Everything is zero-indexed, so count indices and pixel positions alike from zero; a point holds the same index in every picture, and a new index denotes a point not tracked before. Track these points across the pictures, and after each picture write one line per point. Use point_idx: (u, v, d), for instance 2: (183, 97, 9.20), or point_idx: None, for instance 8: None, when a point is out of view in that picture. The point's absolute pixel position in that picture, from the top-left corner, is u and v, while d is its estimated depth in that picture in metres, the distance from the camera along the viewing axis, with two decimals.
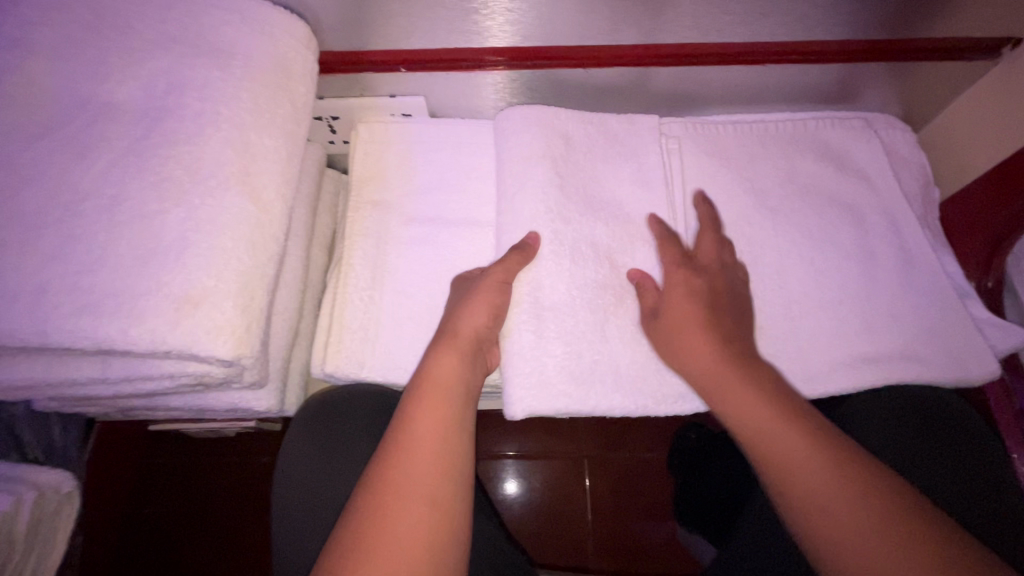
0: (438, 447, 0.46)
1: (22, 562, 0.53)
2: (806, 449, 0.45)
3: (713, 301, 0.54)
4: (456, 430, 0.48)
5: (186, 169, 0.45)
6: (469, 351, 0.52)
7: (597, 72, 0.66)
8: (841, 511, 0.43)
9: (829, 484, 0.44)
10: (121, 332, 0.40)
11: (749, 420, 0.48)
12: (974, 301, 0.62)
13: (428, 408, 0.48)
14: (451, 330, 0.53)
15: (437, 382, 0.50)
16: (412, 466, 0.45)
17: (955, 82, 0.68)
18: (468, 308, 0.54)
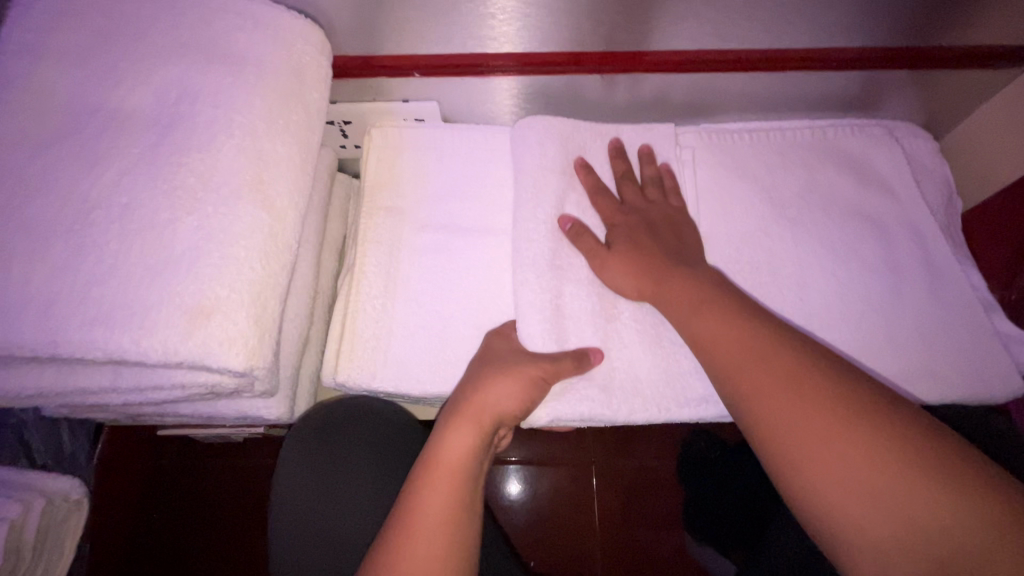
0: (445, 537, 0.44)
1: (30, 568, 0.53)
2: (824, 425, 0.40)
3: (672, 233, 0.57)
4: (466, 519, 0.45)
5: (198, 177, 0.44)
6: (485, 429, 0.49)
7: (612, 78, 0.65)
8: (876, 505, 0.37)
9: (850, 461, 0.38)
10: (132, 343, 0.39)
11: (760, 406, 0.42)
12: (998, 315, 0.60)
13: (438, 492, 0.46)
14: (468, 403, 0.51)
15: (448, 465, 0.47)
16: (418, 558, 0.42)
17: (978, 90, 0.67)
18: (492, 386, 0.51)
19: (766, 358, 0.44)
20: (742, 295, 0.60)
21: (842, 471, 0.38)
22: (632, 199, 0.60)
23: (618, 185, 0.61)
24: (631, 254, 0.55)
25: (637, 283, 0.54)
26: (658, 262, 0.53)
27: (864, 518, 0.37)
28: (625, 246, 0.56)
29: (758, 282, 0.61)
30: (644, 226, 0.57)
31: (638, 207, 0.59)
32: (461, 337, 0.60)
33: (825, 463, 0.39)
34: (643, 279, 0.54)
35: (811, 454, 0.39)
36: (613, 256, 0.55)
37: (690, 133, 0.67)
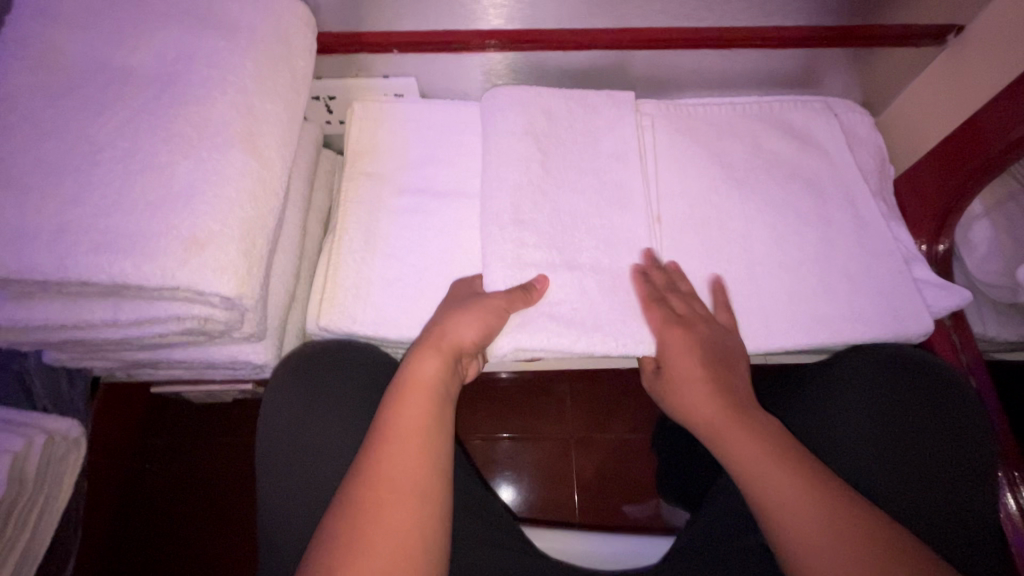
0: (421, 445, 0.48)
1: (32, 498, 0.57)
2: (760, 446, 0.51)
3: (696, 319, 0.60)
4: (439, 429, 0.50)
5: (194, 126, 0.49)
6: (449, 356, 0.54)
7: (576, 55, 0.71)
8: (802, 511, 0.47)
9: (780, 476, 0.49)
10: (134, 268, 0.44)
11: (722, 432, 0.54)
12: (922, 264, 0.67)
13: (411, 408, 0.50)
14: (434, 335, 0.55)
15: (419, 385, 0.51)
16: (397, 462, 0.46)
17: (907, 67, 0.74)
18: (456, 319, 0.55)
19: (728, 416, 0.54)
20: (692, 248, 0.66)
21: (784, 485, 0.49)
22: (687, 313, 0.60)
23: (668, 299, 0.61)
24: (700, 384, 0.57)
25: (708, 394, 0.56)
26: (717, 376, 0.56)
27: (804, 525, 0.47)
28: (681, 346, 0.58)
29: (708, 237, 0.66)
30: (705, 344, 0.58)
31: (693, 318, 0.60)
32: (436, 287, 0.65)
33: (773, 487, 0.49)
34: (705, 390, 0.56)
35: (764, 482, 0.50)
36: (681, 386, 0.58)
37: (648, 104, 0.73)
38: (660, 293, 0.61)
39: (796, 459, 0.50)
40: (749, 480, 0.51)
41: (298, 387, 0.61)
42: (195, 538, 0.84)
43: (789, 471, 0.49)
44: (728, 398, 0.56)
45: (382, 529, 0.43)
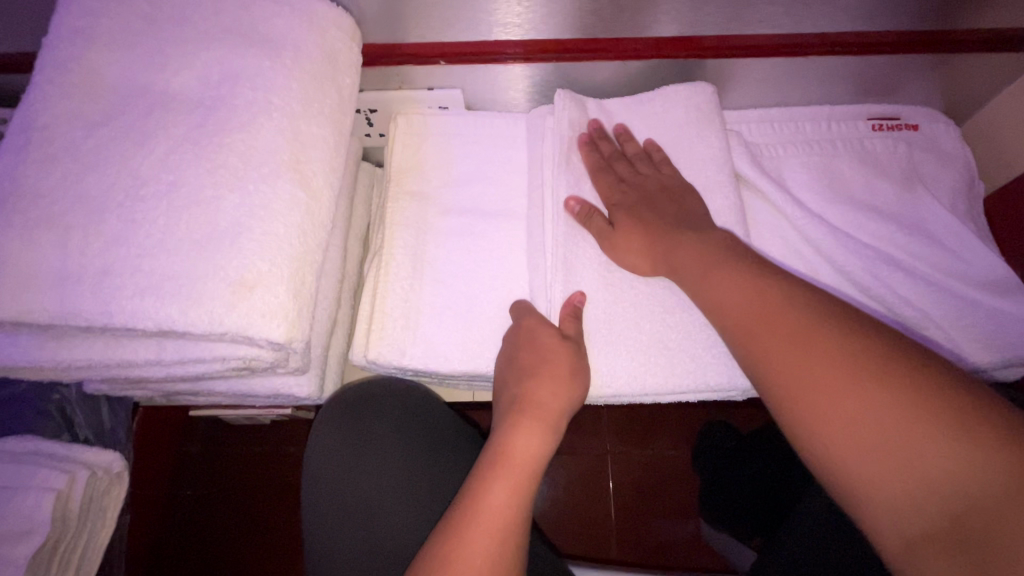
0: (504, 529, 0.44)
1: (75, 535, 0.55)
2: (755, 301, 0.46)
3: (673, 202, 0.57)
4: (524, 517, 0.45)
5: (240, 156, 0.46)
6: (552, 429, 0.51)
7: (635, 65, 0.66)
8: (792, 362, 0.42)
9: (779, 332, 0.44)
10: (181, 313, 0.41)
11: (727, 307, 0.48)
12: (1021, 296, 0.60)
13: (502, 483, 0.46)
14: (536, 399, 0.51)
15: (515, 460, 0.48)
16: (480, 554, 0.42)
17: (999, 74, 0.67)
18: (541, 380, 0.51)
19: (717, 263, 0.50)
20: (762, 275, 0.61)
21: (840, 389, 0.40)
22: (630, 175, 0.60)
23: (610, 165, 0.61)
24: (635, 226, 0.56)
25: (648, 261, 0.56)
26: (667, 226, 0.55)
27: (838, 406, 0.39)
28: (622, 206, 0.58)
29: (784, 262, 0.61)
30: (664, 197, 0.58)
31: (636, 181, 0.60)
32: (487, 317, 0.61)
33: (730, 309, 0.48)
34: (651, 252, 0.56)
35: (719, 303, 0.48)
36: (617, 234, 0.57)
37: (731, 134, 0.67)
38: (606, 161, 0.61)
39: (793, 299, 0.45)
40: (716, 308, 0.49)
41: (349, 426, 0.59)
42: (231, 556, 0.84)
43: (746, 288, 0.47)
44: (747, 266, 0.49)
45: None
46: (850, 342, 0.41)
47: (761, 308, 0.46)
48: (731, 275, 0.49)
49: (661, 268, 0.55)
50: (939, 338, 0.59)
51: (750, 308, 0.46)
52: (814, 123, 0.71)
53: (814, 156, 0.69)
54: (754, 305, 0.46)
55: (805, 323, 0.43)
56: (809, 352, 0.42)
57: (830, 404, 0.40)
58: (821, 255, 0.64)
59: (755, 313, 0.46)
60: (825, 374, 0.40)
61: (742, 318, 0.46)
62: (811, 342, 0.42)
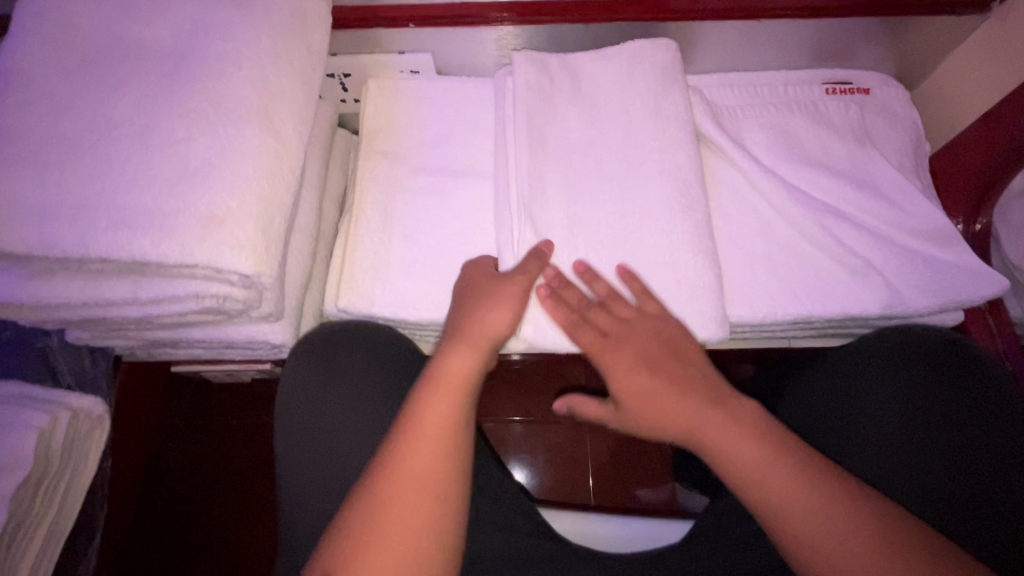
0: (447, 439, 0.47)
1: (58, 473, 0.58)
2: (761, 452, 0.47)
3: (674, 358, 0.54)
4: (464, 426, 0.49)
5: (210, 102, 0.48)
6: (484, 347, 0.54)
7: (598, 28, 0.68)
8: (803, 515, 0.44)
9: (786, 493, 0.45)
10: (153, 245, 0.44)
11: (733, 458, 0.48)
12: (959, 244, 0.63)
13: (438, 399, 0.49)
14: (467, 326, 0.55)
15: (449, 378, 0.51)
16: (420, 456, 0.46)
17: (946, 37, 0.70)
18: (491, 309, 0.55)
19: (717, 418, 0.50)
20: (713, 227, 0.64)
21: (828, 525, 0.44)
22: (625, 323, 0.57)
23: (583, 317, 0.58)
24: (654, 388, 0.53)
25: (682, 421, 0.51)
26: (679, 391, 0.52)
27: (816, 538, 0.44)
28: (626, 369, 0.54)
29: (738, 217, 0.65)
30: (665, 351, 0.55)
31: (623, 331, 0.56)
32: (454, 269, 0.64)
33: (735, 465, 0.48)
34: (683, 411, 0.51)
35: (720, 456, 0.49)
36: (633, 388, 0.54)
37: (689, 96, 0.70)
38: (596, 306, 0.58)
39: (795, 454, 0.47)
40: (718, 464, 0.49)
41: (313, 370, 0.61)
42: (213, 513, 0.86)
43: (749, 443, 0.48)
44: (746, 418, 0.50)
45: (402, 504, 0.44)
46: (851, 503, 0.45)
47: (743, 445, 0.48)
48: (737, 429, 0.49)
49: (696, 427, 0.50)
50: (880, 285, 0.62)
51: (732, 441, 0.48)
52: (771, 87, 0.74)
53: (769, 118, 0.72)
54: (737, 439, 0.48)
55: (809, 488, 0.45)
56: (817, 504, 0.45)
57: (821, 539, 0.44)
58: (774, 210, 0.67)
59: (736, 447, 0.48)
60: (823, 533, 0.44)
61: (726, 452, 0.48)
62: (812, 505, 0.45)
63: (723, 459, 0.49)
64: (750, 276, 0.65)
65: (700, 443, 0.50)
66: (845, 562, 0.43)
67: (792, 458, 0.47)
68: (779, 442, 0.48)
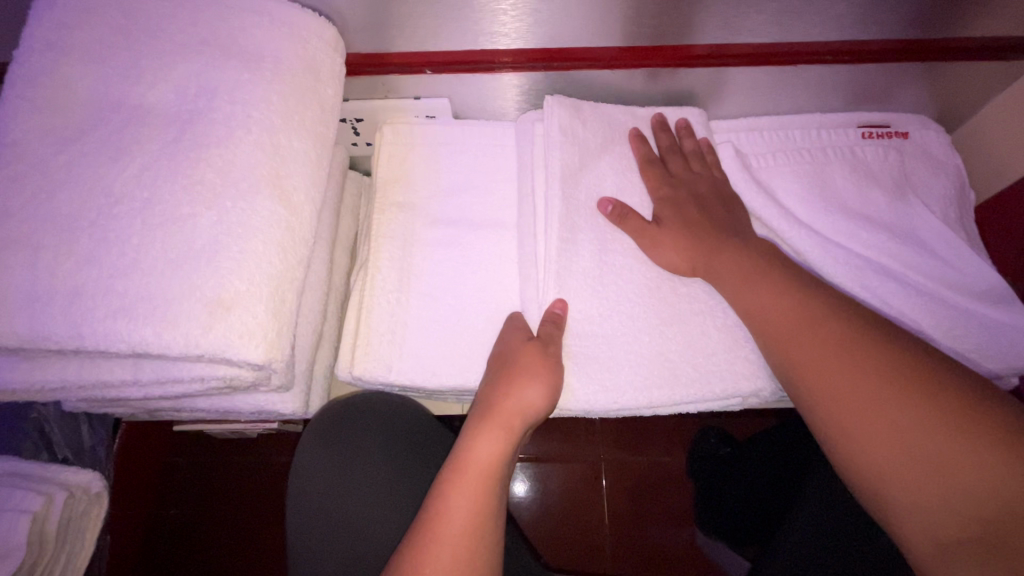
0: (469, 541, 0.44)
1: (53, 559, 0.54)
2: (831, 352, 0.48)
3: (723, 208, 0.60)
4: (489, 524, 0.46)
5: (217, 172, 0.45)
6: (514, 431, 0.51)
7: (624, 73, 0.65)
8: (893, 428, 0.44)
9: (869, 397, 0.45)
10: (155, 335, 0.40)
11: (810, 363, 0.49)
12: (1012, 305, 0.60)
13: (465, 492, 0.46)
14: (498, 406, 0.51)
15: (477, 466, 0.48)
16: (439, 562, 0.43)
17: (991, 82, 0.66)
18: (519, 387, 0.51)
19: (796, 312, 0.51)
20: None
21: (921, 439, 0.43)
22: (681, 172, 0.61)
23: (661, 159, 0.62)
24: (681, 231, 0.57)
25: (689, 259, 0.57)
26: (706, 228, 0.58)
27: (908, 459, 0.43)
28: (680, 190, 0.60)
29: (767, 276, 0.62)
30: (695, 200, 0.60)
31: (690, 179, 0.61)
32: (475, 331, 0.60)
33: (808, 373, 0.49)
34: (693, 252, 0.57)
35: (794, 360, 0.50)
36: (660, 235, 0.57)
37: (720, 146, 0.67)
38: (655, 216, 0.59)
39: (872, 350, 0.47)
40: (797, 372, 0.50)
41: (333, 441, 0.59)
42: (217, 570, 0.83)
43: (822, 336, 0.49)
44: (816, 309, 0.51)
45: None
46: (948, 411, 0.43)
47: (856, 382, 0.46)
48: (809, 327, 0.50)
49: (700, 269, 0.57)
50: None
51: (827, 357, 0.48)
52: (805, 131, 0.70)
53: (805, 166, 0.68)
54: (832, 356, 0.48)
55: (894, 394, 0.45)
56: (905, 413, 0.44)
57: (917, 455, 0.43)
58: (813, 265, 0.63)
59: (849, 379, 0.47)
60: (914, 440, 0.43)
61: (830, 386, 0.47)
62: (900, 413, 0.44)
63: (800, 368, 0.50)
64: None
65: (759, 320, 0.53)
66: (942, 470, 0.42)
67: (867, 348, 0.47)
68: (857, 339, 0.48)
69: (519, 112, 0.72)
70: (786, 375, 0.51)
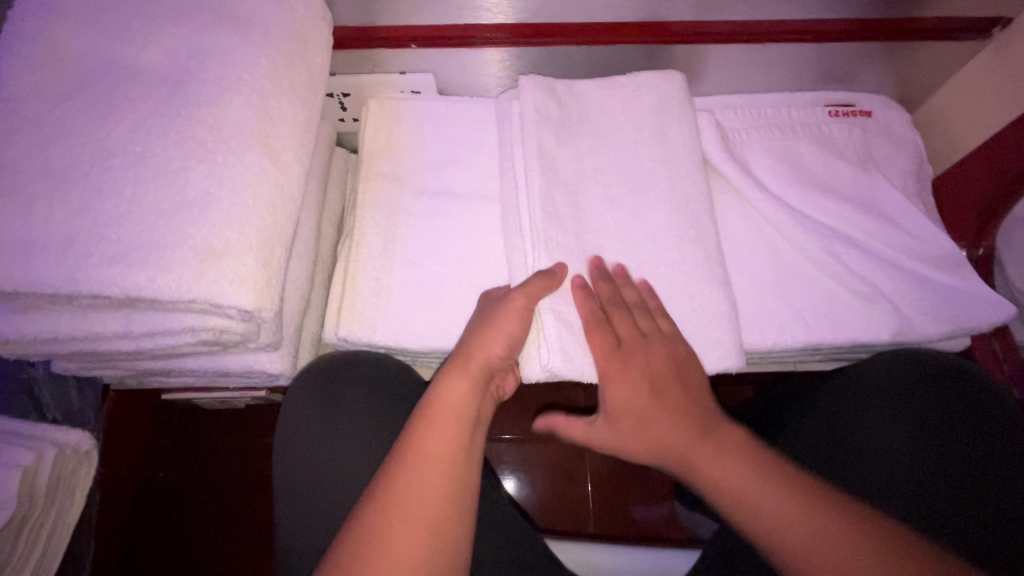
0: (447, 467, 0.47)
1: (42, 513, 0.55)
2: (735, 465, 0.49)
3: (677, 378, 0.55)
4: (464, 457, 0.49)
5: (208, 129, 0.46)
6: (479, 378, 0.53)
7: (601, 50, 0.68)
8: (758, 497, 0.47)
9: (748, 487, 0.47)
10: (148, 280, 0.42)
11: (701, 471, 0.50)
12: (967, 270, 0.63)
13: (436, 430, 0.49)
14: (462, 356, 0.54)
15: (444, 410, 0.50)
16: (418, 486, 0.46)
17: (947, 62, 0.70)
18: (484, 335, 0.54)
19: (694, 445, 0.51)
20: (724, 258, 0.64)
21: (790, 520, 0.45)
22: (629, 337, 0.57)
23: (608, 316, 0.58)
24: (622, 384, 0.55)
25: (632, 384, 0.55)
26: (672, 391, 0.54)
27: (777, 528, 0.45)
28: (622, 324, 0.57)
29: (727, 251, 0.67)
30: (646, 378, 0.55)
31: (639, 342, 0.57)
32: (457, 295, 0.62)
33: (700, 474, 0.50)
34: (642, 397, 0.54)
35: (684, 459, 0.51)
36: (619, 390, 0.55)
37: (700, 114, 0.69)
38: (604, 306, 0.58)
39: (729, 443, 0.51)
40: (681, 459, 0.52)
41: (322, 394, 0.61)
42: (204, 542, 0.84)
43: (708, 448, 0.51)
44: (707, 428, 0.52)
45: (406, 538, 0.43)
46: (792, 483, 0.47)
47: (731, 466, 0.49)
48: (701, 441, 0.52)
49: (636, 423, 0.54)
50: (890, 311, 0.62)
51: (728, 466, 0.49)
52: (775, 109, 0.73)
53: (776, 141, 0.71)
54: (731, 463, 0.49)
55: (751, 471, 0.48)
56: (772, 490, 0.47)
57: (772, 518, 0.45)
58: (781, 234, 0.66)
59: (743, 485, 0.48)
60: (775, 498, 0.46)
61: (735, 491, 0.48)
62: (760, 483, 0.47)
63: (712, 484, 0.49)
64: (758, 302, 0.64)
65: (641, 433, 0.54)
66: (808, 544, 0.44)
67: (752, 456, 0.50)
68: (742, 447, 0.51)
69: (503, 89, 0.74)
70: (680, 468, 0.52)
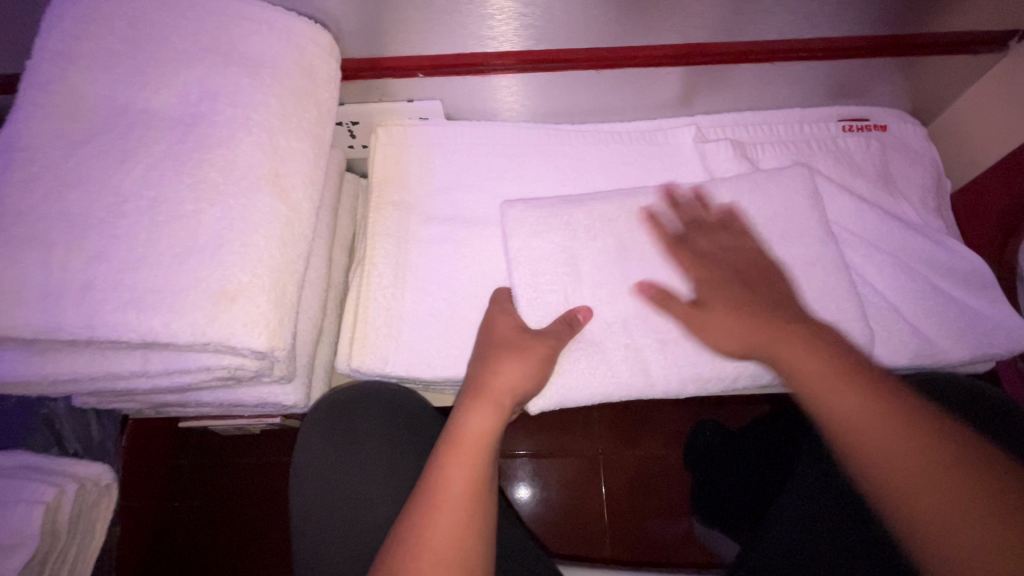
0: (467, 505, 0.46)
1: (64, 549, 0.56)
2: (865, 406, 0.47)
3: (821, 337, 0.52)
4: (484, 491, 0.47)
5: (219, 171, 0.47)
6: (503, 408, 0.52)
7: (608, 72, 0.67)
8: (897, 452, 0.44)
9: (890, 438, 0.45)
10: (165, 325, 0.43)
11: (835, 400, 0.48)
12: (991, 292, 0.62)
13: (462, 465, 0.48)
14: (486, 386, 0.53)
15: (469, 445, 0.49)
16: (441, 528, 0.44)
17: (963, 75, 0.69)
18: (507, 363, 0.53)
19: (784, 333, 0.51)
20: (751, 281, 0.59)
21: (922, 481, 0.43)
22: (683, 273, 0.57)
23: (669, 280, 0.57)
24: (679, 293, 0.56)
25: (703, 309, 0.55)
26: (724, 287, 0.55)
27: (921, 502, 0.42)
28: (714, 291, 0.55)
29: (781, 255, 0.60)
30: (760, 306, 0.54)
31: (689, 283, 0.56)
32: (467, 322, 0.62)
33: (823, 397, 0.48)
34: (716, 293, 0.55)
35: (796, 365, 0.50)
36: (709, 318, 0.54)
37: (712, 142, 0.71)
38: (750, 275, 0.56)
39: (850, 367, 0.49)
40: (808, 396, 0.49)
41: (330, 428, 0.62)
42: (221, 563, 0.85)
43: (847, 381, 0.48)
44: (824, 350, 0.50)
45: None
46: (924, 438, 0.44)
47: (876, 422, 0.46)
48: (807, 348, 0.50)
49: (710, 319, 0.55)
50: (911, 332, 0.61)
51: (850, 397, 0.47)
52: (787, 125, 0.73)
53: (789, 159, 0.70)
54: (857, 395, 0.47)
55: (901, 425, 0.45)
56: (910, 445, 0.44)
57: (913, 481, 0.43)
58: None
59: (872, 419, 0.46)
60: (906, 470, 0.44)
61: (836, 399, 0.48)
62: (906, 442, 0.45)
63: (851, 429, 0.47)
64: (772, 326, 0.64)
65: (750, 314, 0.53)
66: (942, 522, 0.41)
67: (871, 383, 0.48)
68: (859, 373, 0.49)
69: (510, 112, 0.75)
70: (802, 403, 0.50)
